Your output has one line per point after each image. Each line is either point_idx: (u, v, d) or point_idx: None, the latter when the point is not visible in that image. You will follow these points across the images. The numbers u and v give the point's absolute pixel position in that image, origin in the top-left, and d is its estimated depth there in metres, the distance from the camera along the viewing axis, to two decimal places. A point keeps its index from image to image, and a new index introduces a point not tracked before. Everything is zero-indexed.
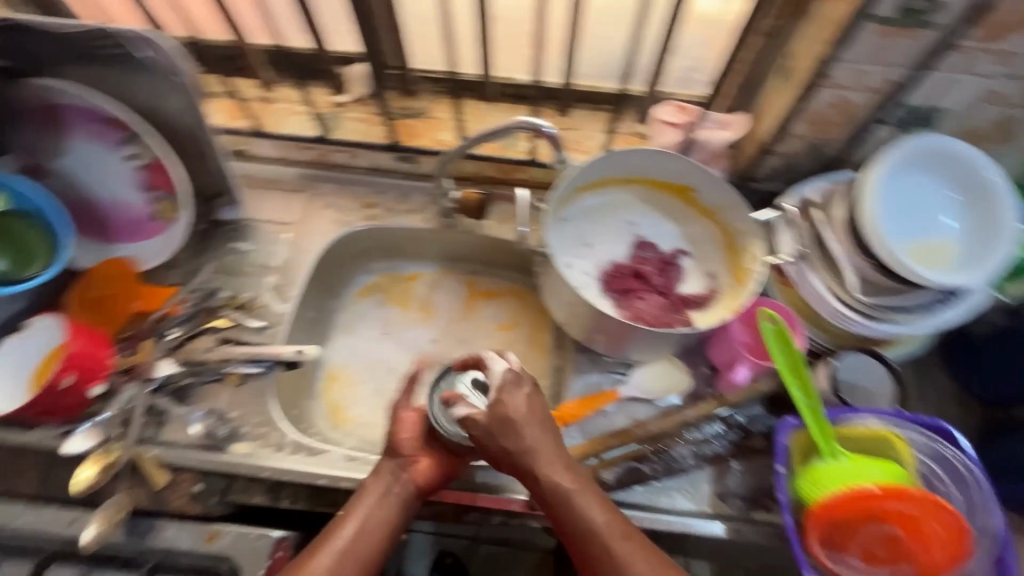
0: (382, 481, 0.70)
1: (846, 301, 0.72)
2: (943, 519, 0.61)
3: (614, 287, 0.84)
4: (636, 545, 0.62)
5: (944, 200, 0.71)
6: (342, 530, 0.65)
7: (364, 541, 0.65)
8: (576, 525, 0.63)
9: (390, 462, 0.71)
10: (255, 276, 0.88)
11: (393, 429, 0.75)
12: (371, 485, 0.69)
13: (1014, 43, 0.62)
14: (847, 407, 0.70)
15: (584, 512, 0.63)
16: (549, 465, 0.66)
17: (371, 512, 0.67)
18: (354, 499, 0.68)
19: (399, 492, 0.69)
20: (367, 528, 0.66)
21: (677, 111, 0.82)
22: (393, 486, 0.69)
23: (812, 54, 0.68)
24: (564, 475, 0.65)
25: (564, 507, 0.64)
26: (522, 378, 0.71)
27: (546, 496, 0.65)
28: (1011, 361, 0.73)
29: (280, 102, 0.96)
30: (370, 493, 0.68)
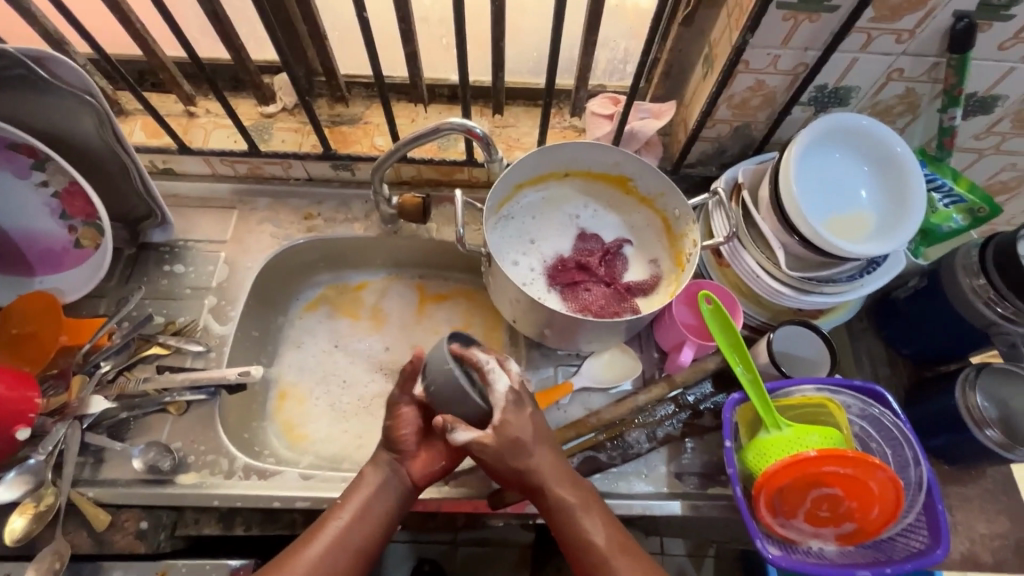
0: (381, 474, 0.67)
1: (778, 278, 0.73)
2: (882, 480, 0.61)
3: (561, 281, 0.83)
4: (632, 557, 0.62)
5: (860, 172, 0.72)
6: (337, 520, 0.63)
7: (361, 537, 0.63)
8: (574, 540, 0.63)
9: (384, 454, 0.69)
10: (193, 298, 0.86)
11: (391, 422, 0.70)
12: (369, 475, 0.67)
13: (907, 21, 0.65)
14: (785, 379, 0.72)
15: (584, 526, 0.63)
16: (554, 484, 0.64)
17: (368, 504, 0.65)
18: (354, 487, 0.66)
19: (394, 486, 0.67)
20: (365, 519, 0.64)
21: (610, 103, 0.87)
22: (389, 480, 0.67)
23: (729, 41, 0.70)
24: (571, 494, 0.64)
25: (564, 522, 0.63)
26: (525, 399, 0.66)
27: (547, 508, 0.64)
28: (934, 322, 0.76)
29: (203, 116, 0.92)
30: (368, 485, 0.66)
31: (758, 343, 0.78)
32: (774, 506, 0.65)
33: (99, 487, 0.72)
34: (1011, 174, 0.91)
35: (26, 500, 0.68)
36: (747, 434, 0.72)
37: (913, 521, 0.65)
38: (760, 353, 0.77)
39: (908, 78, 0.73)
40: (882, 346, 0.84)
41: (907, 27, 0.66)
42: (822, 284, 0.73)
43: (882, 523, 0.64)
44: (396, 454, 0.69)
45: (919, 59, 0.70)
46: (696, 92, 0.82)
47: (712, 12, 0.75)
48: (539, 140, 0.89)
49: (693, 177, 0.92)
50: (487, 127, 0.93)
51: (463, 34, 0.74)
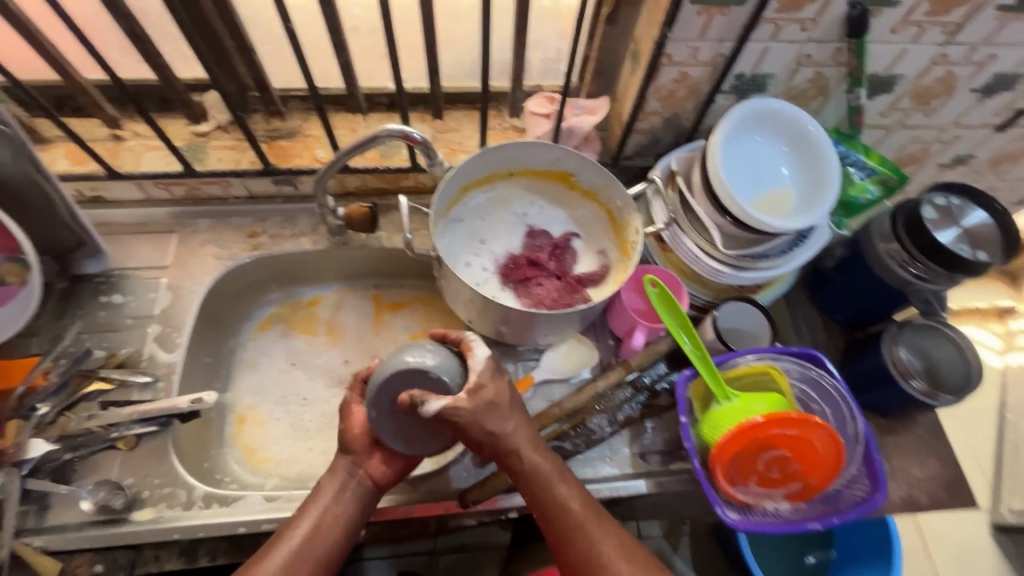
0: (336, 480, 0.67)
1: (716, 257, 0.78)
2: (825, 438, 0.66)
3: (514, 279, 0.85)
4: (611, 532, 0.63)
5: (783, 152, 0.77)
6: (296, 530, 0.63)
7: (320, 544, 0.62)
8: (549, 508, 0.63)
9: (343, 460, 0.68)
10: (135, 328, 0.83)
11: (345, 424, 0.70)
12: (326, 483, 0.67)
13: (810, 11, 0.71)
14: (730, 351, 0.76)
15: (555, 492, 0.63)
16: (522, 454, 0.64)
17: (324, 513, 0.64)
18: (311, 498, 0.66)
19: (353, 489, 0.66)
20: (323, 527, 0.63)
21: (547, 102, 0.89)
22: (348, 484, 0.67)
23: (651, 37, 0.74)
24: (542, 460, 0.65)
25: (540, 491, 0.63)
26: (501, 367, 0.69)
27: (520, 478, 0.64)
28: (855, 288, 0.83)
29: (132, 139, 0.89)
30: (324, 492, 0.66)
31: (704, 321, 0.82)
32: (730, 475, 0.68)
33: (47, 535, 0.68)
34: (917, 146, 0.99)
35: None
36: (701, 409, 0.75)
37: (856, 473, 0.70)
38: (707, 330, 0.81)
39: (816, 63, 0.79)
40: (818, 314, 0.90)
41: (809, 15, 0.71)
42: (755, 259, 0.78)
43: (825, 484, 0.69)
44: (352, 459, 0.68)
45: (824, 44, 0.76)
46: (627, 86, 0.85)
47: (634, 9, 0.78)
48: (481, 143, 0.90)
49: (633, 169, 0.95)
50: (429, 133, 0.94)
51: (395, 41, 0.75)
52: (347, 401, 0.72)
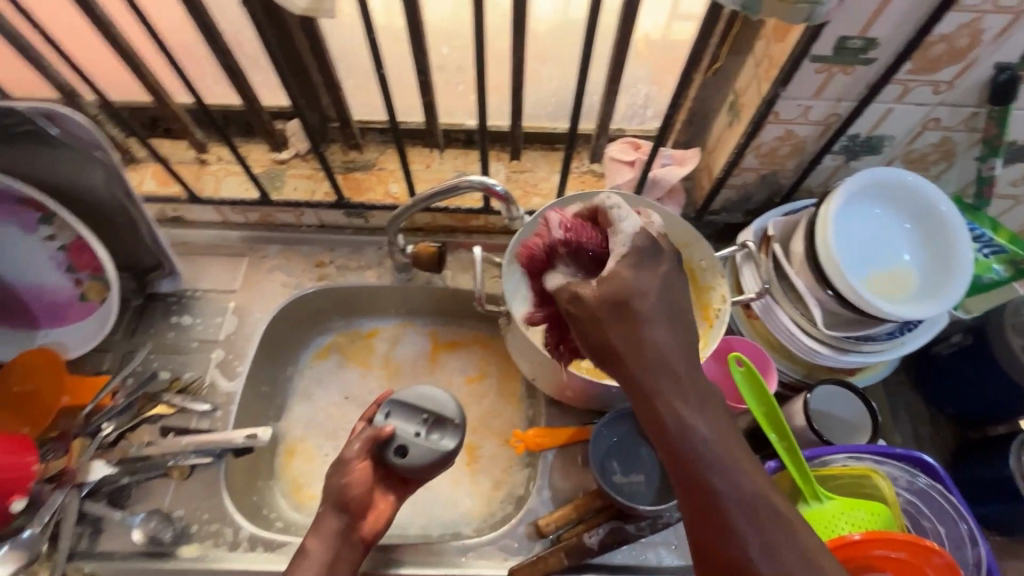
0: (328, 547, 0.62)
1: (813, 335, 0.70)
2: (939, 567, 0.56)
3: (570, 263, 0.54)
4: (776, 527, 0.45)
5: (902, 225, 0.69)
6: None
7: None
8: (734, 520, 0.44)
9: (335, 520, 0.64)
10: (200, 352, 0.83)
11: (344, 481, 0.65)
12: (314, 549, 0.61)
13: (947, 73, 0.63)
14: (824, 444, 0.68)
15: (745, 498, 0.45)
16: (719, 440, 0.47)
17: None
18: (297, 561, 0.61)
19: (348, 556, 0.62)
20: None
21: (631, 149, 0.84)
22: (340, 549, 0.62)
23: (758, 92, 0.68)
24: (746, 459, 0.47)
25: (726, 493, 0.45)
26: None
27: (700, 469, 0.46)
28: (973, 382, 0.73)
29: (216, 164, 0.90)
30: (312, 560, 0.61)
31: (794, 402, 0.73)
32: None
33: (97, 561, 0.69)
34: None
35: None
36: None
37: None
38: (796, 414, 0.72)
39: (945, 128, 0.70)
40: (922, 402, 0.80)
41: (946, 78, 0.64)
42: (860, 341, 0.69)
43: None
44: (346, 521, 0.64)
45: (958, 108, 0.67)
46: (720, 140, 0.79)
47: (738, 60, 0.72)
48: (558, 188, 0.86)
49: (717, 225, 0.88)
50: (504, 173, 0.91)
51: (482, 85, 0.72)
52: (347, 455, 0.66)
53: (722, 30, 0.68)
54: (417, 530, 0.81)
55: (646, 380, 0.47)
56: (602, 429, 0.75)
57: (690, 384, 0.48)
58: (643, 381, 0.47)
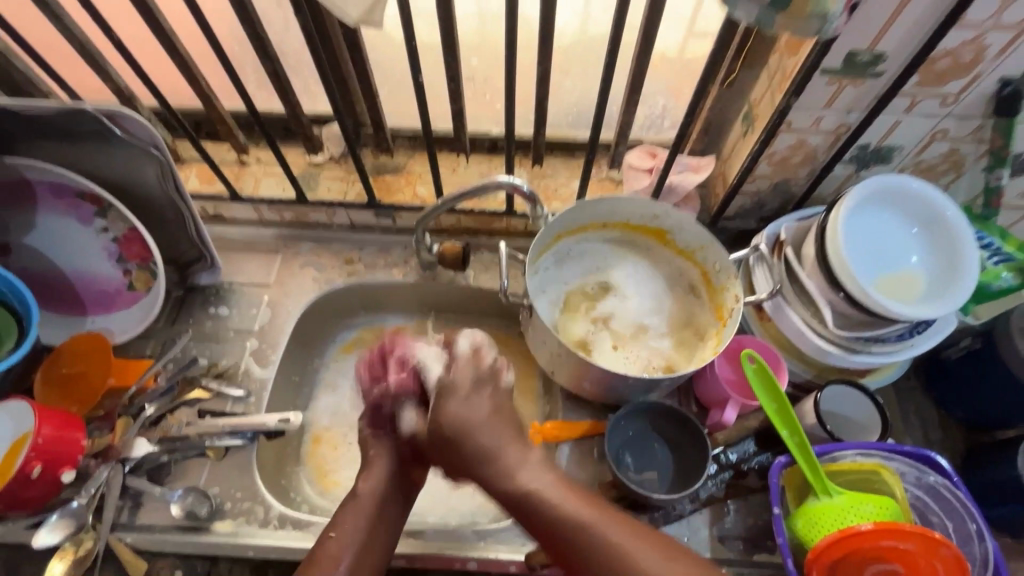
0: (382, 483, 0.71)
1: (824, 336, 0.72)
2: (947, 559, 0.58)
3: (410, 404, 0.75)
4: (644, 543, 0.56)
5: (909, 231, 0.71)
6: (331, 536, 0.65)
7: (368, 550, 0.65)
8: (600, 564, 0.56)
9: (386, 462, 0.72)
10: (235, 341, 0.88)
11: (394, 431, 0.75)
12: (365, 488, 0.70)
13: (953, 86, 0.66)
14: (833, 441, 0.70)
15: (601, 537, 0.57)
16: (554, 499, 0.60)
17: (371, 517, 0.67)
18: (350, 500, 0.69)
19: (396, 499, 0.70)
20: (376, 532, 0.67)
21: (648, 156, 0.88)
22: (391, 493, 0.70)
23: (771, 103, 0.72)
24: (576, 509, 0.59)
25: (581, 546, 0.57)
26: None
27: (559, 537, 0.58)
28: (983, 386, 0.74)
29: (255, 165, 0.96)
30: (362, 502, 0.68)
31: (805, 401, 0.76)
32: None
33: (137, 533, 0.73)
34: None
35: (66, 545, 0.70)
36: (796, 500, 0.70)
37: None
38: (807, 413, 0.75)
39: (953, 139, 0.73)
40: (933, 407, 0.82)
41: (953, 91, 0.67)
42: (869, 342, 0.72)
43: None
44: (397, 465, 0.73)
45: (964, 120, 0.70)
46: (735, 148, 0.83)
47: (753, 73, 0.76)
48: (578, 193, 0.90)
49: (731, 230, 0.92)
50: (526, 178, 0.95)
51: (509, 94, 0.77)
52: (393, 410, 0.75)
53: (738, 45, 0.72)
54: (436, 518, 0.84)
55: (470, 461, 0.65)
56: (619, 420, 0.79)
57: (522, 468, 0.64)
58: (497, 485, 0.63)
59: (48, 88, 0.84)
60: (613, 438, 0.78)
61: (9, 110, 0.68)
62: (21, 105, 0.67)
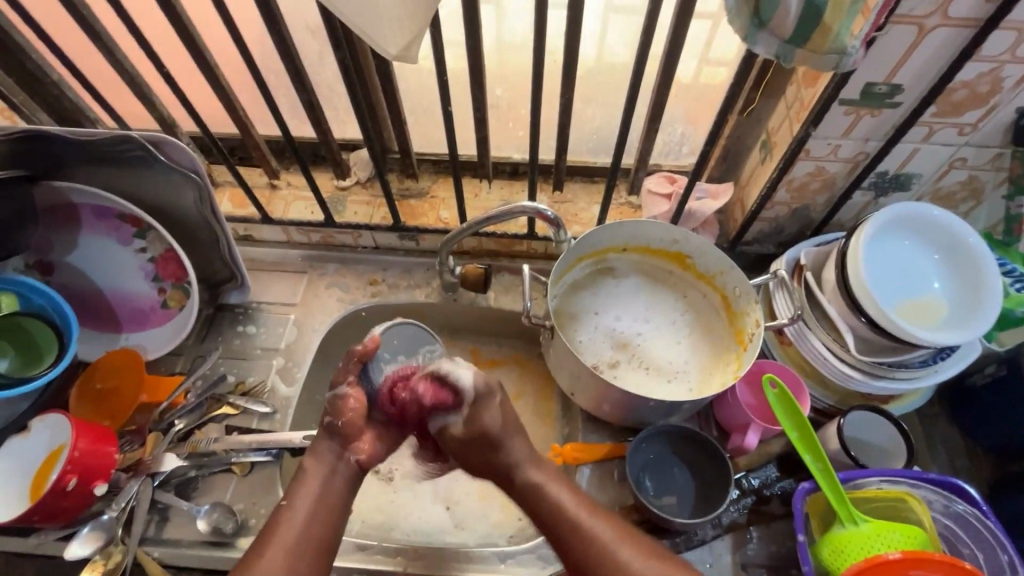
0: (324, 465, 0.67)
1: (847, 361, 0.72)
2: None
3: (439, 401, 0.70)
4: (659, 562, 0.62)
5: (931, 258, 0.72)
6: (287, 513, 0.63)
7: (318, 522, 0.63)
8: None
9: (329, 445, 0.68)
10: (262, 359, 0.90)
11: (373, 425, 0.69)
12: (312, 468, 0.66)
13: (971, 116, 0.68)
14: (858, 468, 0.69)
15: (615, 556, 0.62)
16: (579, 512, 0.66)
17: (313, 496, 0.64)
18: (298, 478, 0.66)
19: (341, 473, 0.67)
20: (324, 504, 0.64)
21: (667, 183, 0.89)
22: (337, 467, 0.67)
23: (789, 132, 0.73)
24: (598, 523, 0.65)
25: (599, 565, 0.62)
26: None
27: (591, 559, 0.63)
28: (1009, 413, 0.74)
29: (285, 188, 0.99)
30: (310, 477, 0.66)
31: (827, 427, 0.75)
32: None
33: (164, 546, 0.74)
34: None
35: (95, 557, 0.71)
36: (820, 527, 0.69)
37: None
38: (830, 438, 0.74)
39: (972, 167, 0.74)
40: (958, 434, 0.81)
41: (970, 121, 0.68)
42: (893, 368, 0.71)
43: None
44: (339, 444, 0.68)
45: (982, 149, 0.72)
46: (753, 174, 0.85)
47: (771, 102, 0.78)
48: (598, 218, 0.92)
49: (750, 255, 0.92)
50: (547, 203, 0.97)
51: (533, 123, 0.79)
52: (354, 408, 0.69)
53: (756, 76, 0.74)
54: (453, 539, 0.84)
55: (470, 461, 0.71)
56: (641, 441, 0.79)
57: (536, 469, 0.70)
58: (521, 490, 0.69)
59: (96, 115, 0.88)
60: (634, 457, 0.78)
61: (59, 137, 0.72)
62: (73, 132, 0.71)
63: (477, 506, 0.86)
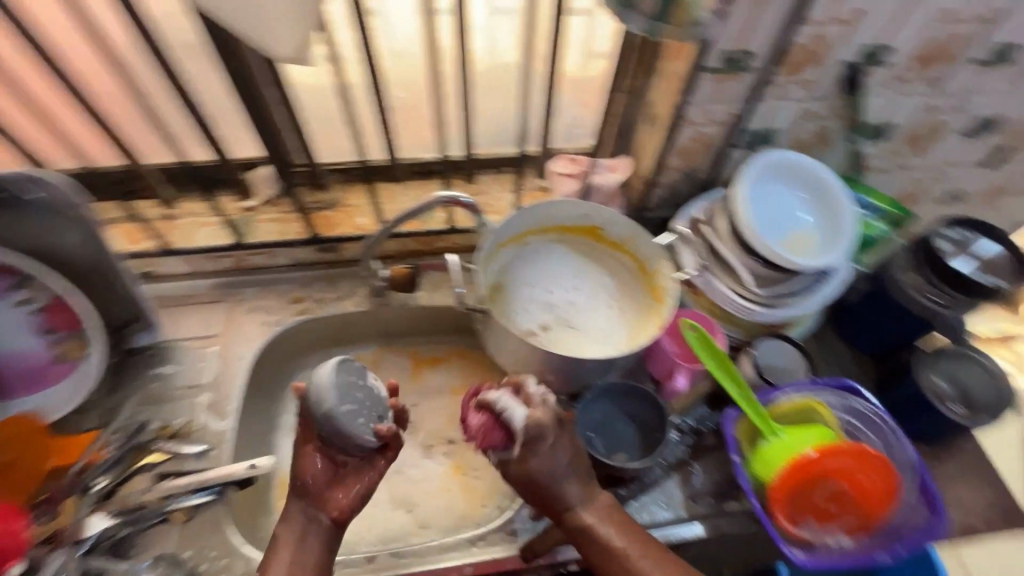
0: (296, 525, 0.68)
1: (747, 296, 0.83)
2: (878, 467, 0.69)
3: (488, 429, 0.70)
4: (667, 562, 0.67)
5: (800, 198, 0.83)
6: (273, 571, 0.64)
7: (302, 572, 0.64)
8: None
9: (298, 504, 0.69)
10: (187, 398, 0.84)
11: (297, 466, 0.70)
12: (285, 532, 0.67)
13: (811, 73, 0.79)
14: (772, 387, 0.79)
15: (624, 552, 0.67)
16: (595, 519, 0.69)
17: (291, 553, 0.65)
18: (272, 544, 0.67)
19: (315, 530, 0.67)
20: (306, 549, 0.66)
21: (569, 163, 0.95)
22: (309, 524, 0.68)
23: (670, 102, 0.82)
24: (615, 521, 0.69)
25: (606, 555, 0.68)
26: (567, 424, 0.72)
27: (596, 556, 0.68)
28: (878, 319, 0.87)
29: (183, 217, 0.94)
30: (286, 541, 0.66)
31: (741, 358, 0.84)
32: (790, 513, 0.70)
33: None
34: (914, 186, 1.06)
35: None
36: (749, 446, 0.77)
37: (911, 499, 0.72)
38: (745, 368, 0.83)
39: (819, 117, 0.87)
40: (845, 346, 0.93)
41: (811, 78, 0.80)
42: (783, 297, 0.83)
43: (881, 516, 0.70)
44: (307, 504, 0.69)
45: (825, 101, 0.84)
46: (645, 146, 0.93)
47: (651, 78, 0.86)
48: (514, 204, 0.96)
49: (654, 220, 1.01)
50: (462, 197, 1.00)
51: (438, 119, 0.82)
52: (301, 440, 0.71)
53: None
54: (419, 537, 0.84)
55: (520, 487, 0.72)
56: (588, 402, 0.84)
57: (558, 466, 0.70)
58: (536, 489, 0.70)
59: None
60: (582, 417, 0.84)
61: None
62: None
63: (440, 501, 0.87)
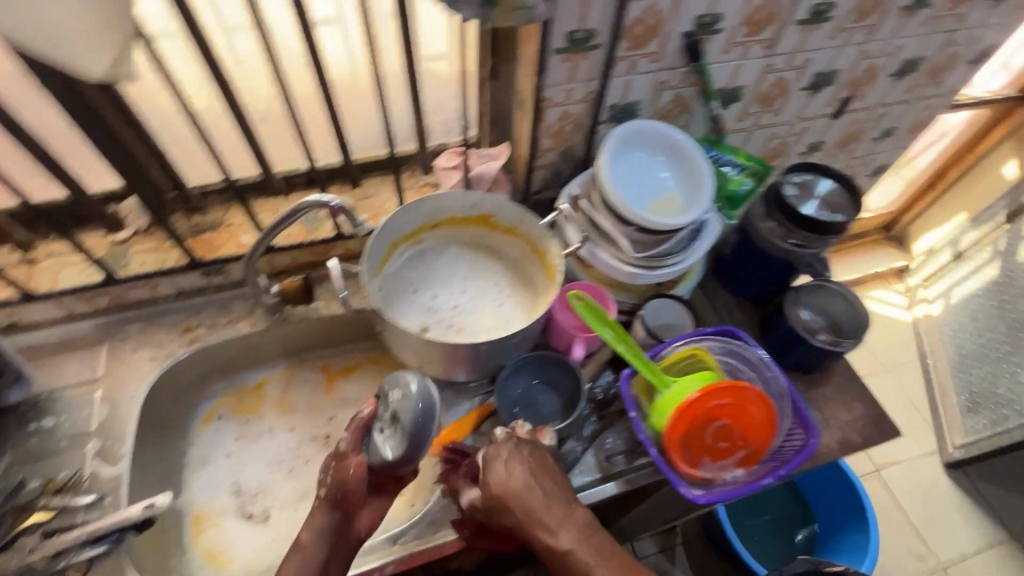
0: (319, 542, 0.67)
1: (628, 262, 0.86)
2: (756, 401, 0.75)
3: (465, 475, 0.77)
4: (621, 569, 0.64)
5: (661, 164, 0.89)
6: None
7: None
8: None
9: (327, 517, 0.69)
10: (72, 449, 0.79)
11: (337, 472, 0.70)
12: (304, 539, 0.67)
13: (654, 46, 0.84)
14: (661, 342, 0.84)
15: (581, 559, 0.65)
16: (556, 521, 0.67)
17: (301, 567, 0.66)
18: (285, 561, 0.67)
19: (339, 550, 0.68)
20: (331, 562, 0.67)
21: (453, 156, 0.98)
22: (333, 544, 0.68)
23: (529, 85, 0.85)
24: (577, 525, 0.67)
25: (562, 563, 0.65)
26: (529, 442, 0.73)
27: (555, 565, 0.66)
28: (750, 267, 0.93)
29: (47, 260, 0.88)
30: (303, 550, 0.67)
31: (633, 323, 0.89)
32: (686, 456, 0.75)
33: None
34: (775, 141, 1.15)
35: None
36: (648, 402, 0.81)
37: (790, 426, 0.79)
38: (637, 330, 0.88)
39: (672, 86, 0.92)
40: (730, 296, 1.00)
41: (655, 50, 0.85)
42: (663, 257, 0.86)
43: (767, 445, 0.76)
44: (337, 517, 0.69)
45: (673, 70, 0.89)
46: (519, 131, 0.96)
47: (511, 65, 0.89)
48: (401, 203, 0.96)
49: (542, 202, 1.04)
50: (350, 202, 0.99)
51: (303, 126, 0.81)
52: (343, 452, 0.71)
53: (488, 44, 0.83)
54: None
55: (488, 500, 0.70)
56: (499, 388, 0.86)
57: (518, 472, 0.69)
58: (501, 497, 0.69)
59: None
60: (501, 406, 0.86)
61: None
62: None
63: None
